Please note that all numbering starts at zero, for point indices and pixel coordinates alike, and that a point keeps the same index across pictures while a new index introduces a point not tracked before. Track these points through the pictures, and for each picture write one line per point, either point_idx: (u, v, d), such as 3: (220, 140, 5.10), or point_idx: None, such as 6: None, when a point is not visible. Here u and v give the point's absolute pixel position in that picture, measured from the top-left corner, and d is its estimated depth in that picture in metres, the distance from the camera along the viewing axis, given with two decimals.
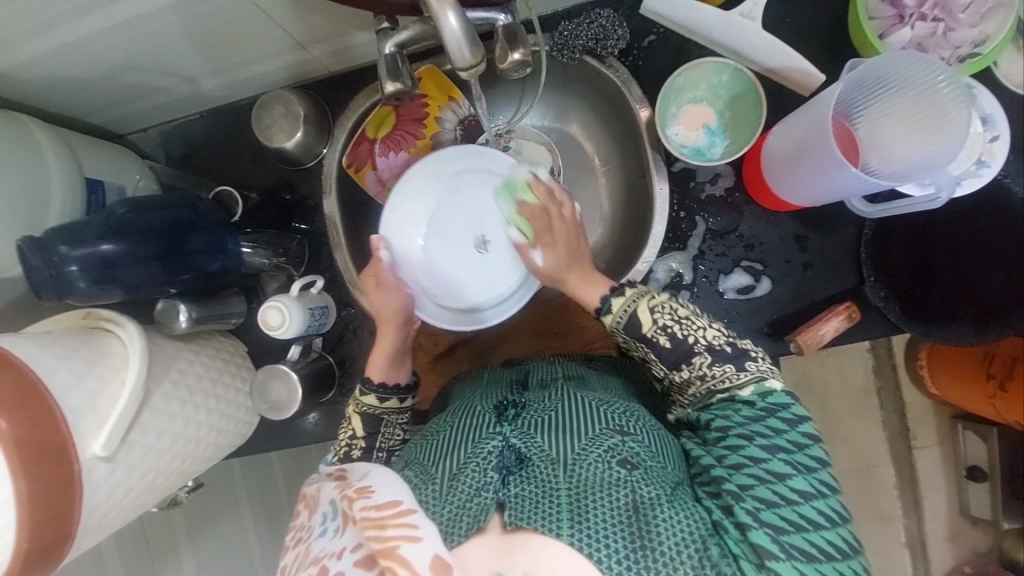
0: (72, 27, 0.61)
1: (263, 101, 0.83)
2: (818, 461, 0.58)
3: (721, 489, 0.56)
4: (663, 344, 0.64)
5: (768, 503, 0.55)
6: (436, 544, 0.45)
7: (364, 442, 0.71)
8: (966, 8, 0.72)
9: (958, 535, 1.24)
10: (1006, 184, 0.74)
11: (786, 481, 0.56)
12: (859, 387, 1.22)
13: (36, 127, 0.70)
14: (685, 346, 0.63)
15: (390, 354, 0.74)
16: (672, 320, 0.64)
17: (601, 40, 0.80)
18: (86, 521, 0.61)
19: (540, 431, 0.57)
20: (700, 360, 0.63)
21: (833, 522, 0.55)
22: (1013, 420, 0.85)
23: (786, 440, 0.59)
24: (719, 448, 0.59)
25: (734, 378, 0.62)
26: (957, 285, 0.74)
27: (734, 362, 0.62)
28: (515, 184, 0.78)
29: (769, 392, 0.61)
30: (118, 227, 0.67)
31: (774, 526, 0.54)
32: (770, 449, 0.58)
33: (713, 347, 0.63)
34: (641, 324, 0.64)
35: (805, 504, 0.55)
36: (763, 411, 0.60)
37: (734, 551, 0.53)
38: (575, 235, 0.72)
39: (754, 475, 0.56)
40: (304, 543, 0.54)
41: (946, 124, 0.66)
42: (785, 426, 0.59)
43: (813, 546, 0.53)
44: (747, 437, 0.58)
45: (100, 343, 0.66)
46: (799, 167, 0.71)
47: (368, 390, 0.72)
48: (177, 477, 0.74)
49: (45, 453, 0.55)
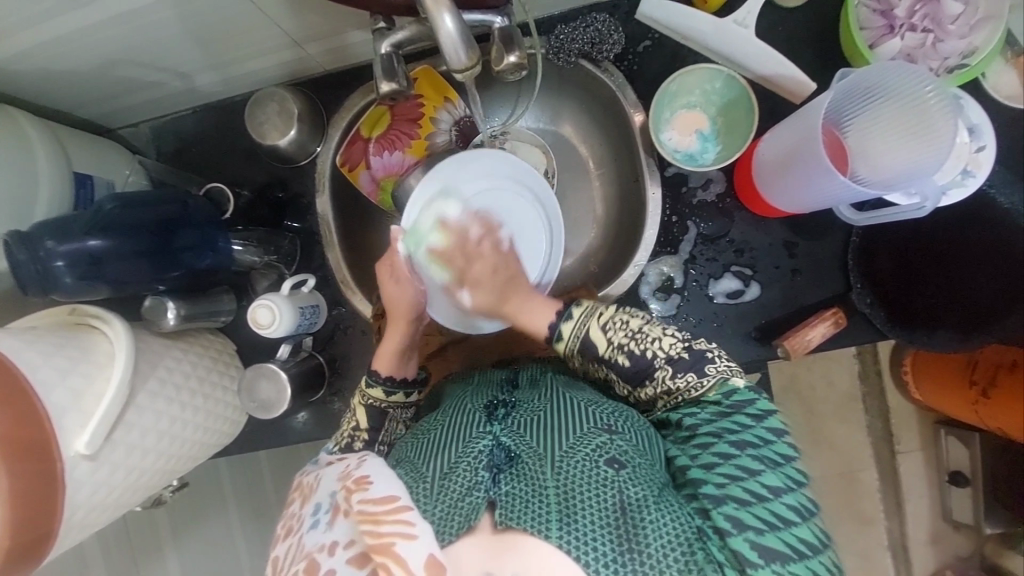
0: (64, 19, 0.61)
1: (257, 98, 0.83)
2: (784, 456, 0.59)
3: (698, 492, 0.56)
4: (623, 362, 0.65)
5: (740, 501, 0.55)
6: (430, 542, 0.45)
7: (367, 435, 0.71)
8: (956, 20, 0.74)
9: (939, 539, 1.25)
10: (990, 196, 0.73)
11: (757, 477, 0.57)
12: (845, 392, 1.24)
13: (25, 119, 0.69)
14: (644, 363, 0.65)
15: (398, 349, 0.73)
16: (627, 336, 0.65)
17: (597, 44, 0.81)
18: (69, 519, 0.60)
19: (530, 431, 0.58)
20: (662, 373, 0.64)
21: (803, 517, 0.55)
22: (995, 426, 0.87)
23: (755, 435, 0.60)
24: (691, 447, 0.60)
25: (699, 386, 0.63)
26: (942, 292, 0.76)
27: (694, 369, 0.63)
28: (421, 233, 0.75)
29: (732, 390, 0.62)
30: (105, 223, 0.66)
31: (750, 527, 0.54)
32: (739, 445, 0.59)
33: (672, 357, 0.64)
34: (597, 343, 0.67)
35: (775, 501, 0.55)
36: (729, 409, 0.61)
37: (718, 557, 0.52)
38: (504, 269, 0.74)
39: (726, 474, 0.57)
40: (297, 534, 0.54)
41: (934, 135, 0.67)
42: (751, 421, 0.60)
43: (785, 544, 0.53)
44: (716, 434, 0.60)
45: (86, 339, 0.65)
46: (787, 175, 0.72)
47: (375, 383, 0.72)
48: (162, 476, 0.73)
49: (28, 450, 0.54)
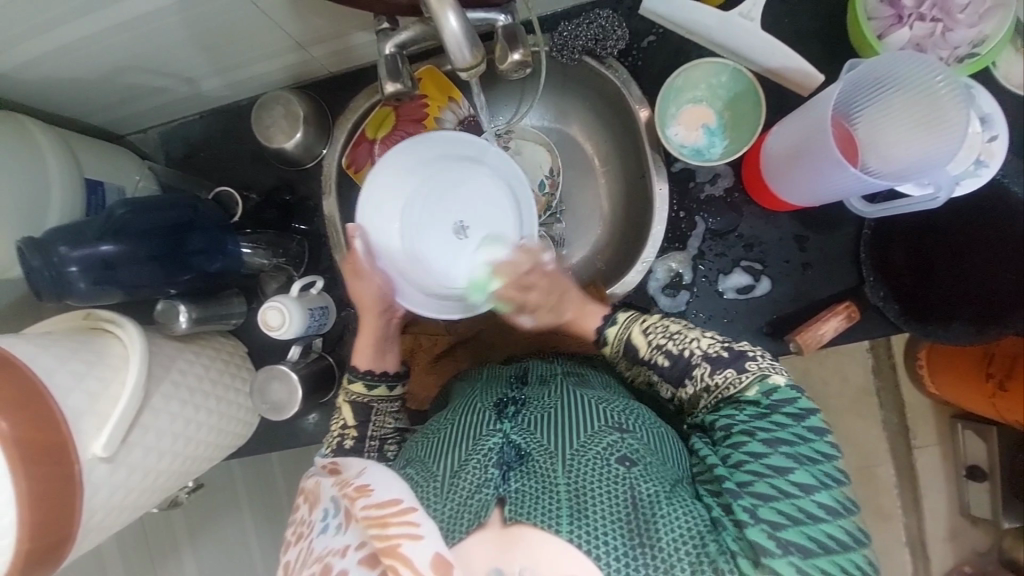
0: (73, 27, 0.61)
1: (263, 101, 0.83)
2: (824, 454, 0.57)
3: (721, 487, 0.56)
4: (661, 363, 0.65)
5: (766, 498, 0.54)
6: (436, 541, 0.46)
7: (356, 431, 0.72)
8: (965, 8, 0.72)
9: (957, 534, 1.24)
10: (1005, 184, 0.73)
11: (787, 476, 0.56)
12: (858, 386, 1.22)
13: (36, 128, 0.70)
14: (682, 362, 0.64)
15: (373, 344, 0.75)
16: (665, 337, 0.66)
17: (600, 41, 0.80)
18: (87, 521, 0.61)
19: (540, 428, 0.57)
20: (700, 371, 0.63)
21: (834, 516, 0.54)
22: (1013, 419, 0.85)
23: (792, 434, 0.58)
24: (723, 447, 0.59)
25: (738, 382, 0.62)
26: (959, 283, 0.75)
27: (734, 366, 0.62)
28: (480, 283, 0.71)
29: (772, 389, 0.60)
30: (118, 227, 0.67)
31: (770, 522, 0.53)
32: (771, 444, 0.57)
33: (711, 355, 0.63)
34: (637, 347, 0.67)
35: (805, 498, 0.54)
36: (767, 408, 0.59)
37: (731, 548, 0.53)
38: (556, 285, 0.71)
39: (754, 471, 0.56)
40: (306, 539, 0.54)
41: (945, 125, 0.66)
42: (790, 420, 0.59)
43: (811, 540, 0.53)
44: (749, 432, 0.58)
45: (101, 343, 0.66)
46: (797, 167, 0.71)
47: (356, 378, 0.74)
48: (178, 478, 0.74)
49: (45, 454, 0.55)
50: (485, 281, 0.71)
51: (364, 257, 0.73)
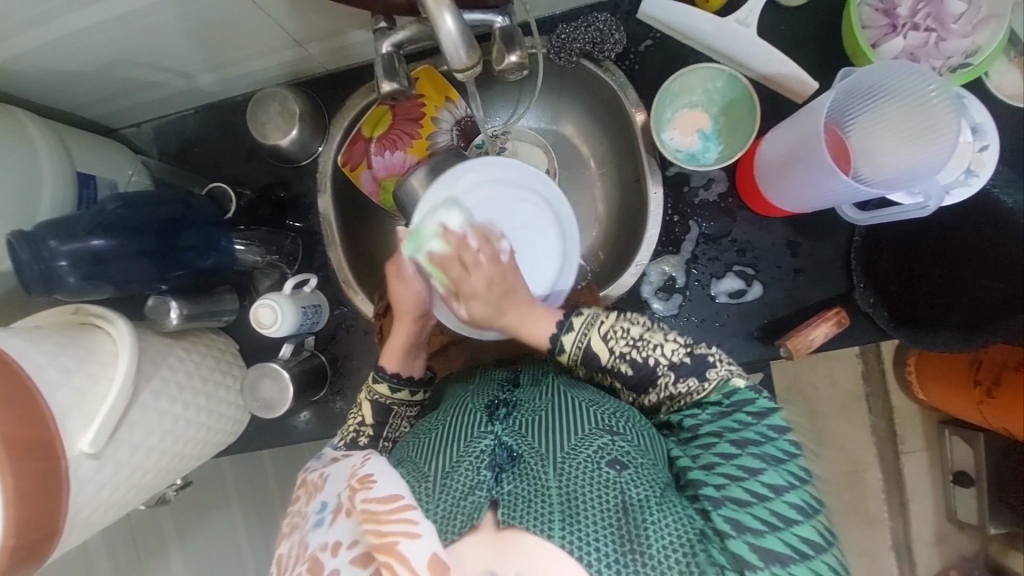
0: (67, 20, 0.61)
1: (259, 98, 0.83)
2: (788, 453, 0.59)
3: (700, 492, 0.57)
4: (624, 371, 0.63)
5: (740, 502, 0.55)
6: (433, 541, 0.45)
7: (372, 430, 0.72)
8: (958, 19, 0.74)
9: (942, 539, 1.25)
10: (994, 195, 0.74)
11: (758, 477, 0.56)
12: (849, 392, 1.23)
13: (28, 120, 0.69)
14: (647, 369, 0.62)
15: (403, 348, 0.73)
16: (628, 344, 0.63)
17: (598, 44, 0.80)
18: (73, 518, 0.61)
19: (532, 431, 0.58)
20: (664, 379, 0.62)
21: (805, 517, 0.55)
22: (999, 426, 0.86)
23: (756, 433, 0.59)
24: (692, 447, 0.60)
25: (701, 390, 0.62)
26: (946, 290, 0.75)
27: (696, 374, 0.62)
28: (420, 237, 0.70)
29: (733, 390, 0.61)
30: (109, 222, 0.66)
31: (751, 530, 0.54)
32: (740, 444, 0.58)
33: (675, 363, 0.62)
34: (598, 355, 0.64)
35: (776, 499, 0.55)
36: (729, 407, 0.60)
37: (719, 560, 0.53)
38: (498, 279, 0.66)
39: (726, 474, 0.57)
40: (299, 533, 0.54)
41: (934, 134, 0.67)
42: (751, 419, 0.60)
43: (787, 545, 0.53)
44: (718, 433, 0.59)
45: (90, 339, 0.66)
46: (790, 175, 0.72)
47: (381, 378, 0.72)
48: (166, 475, 0.73)
49: (32, 449, 0.55)
50: (424, 238, 0.70)
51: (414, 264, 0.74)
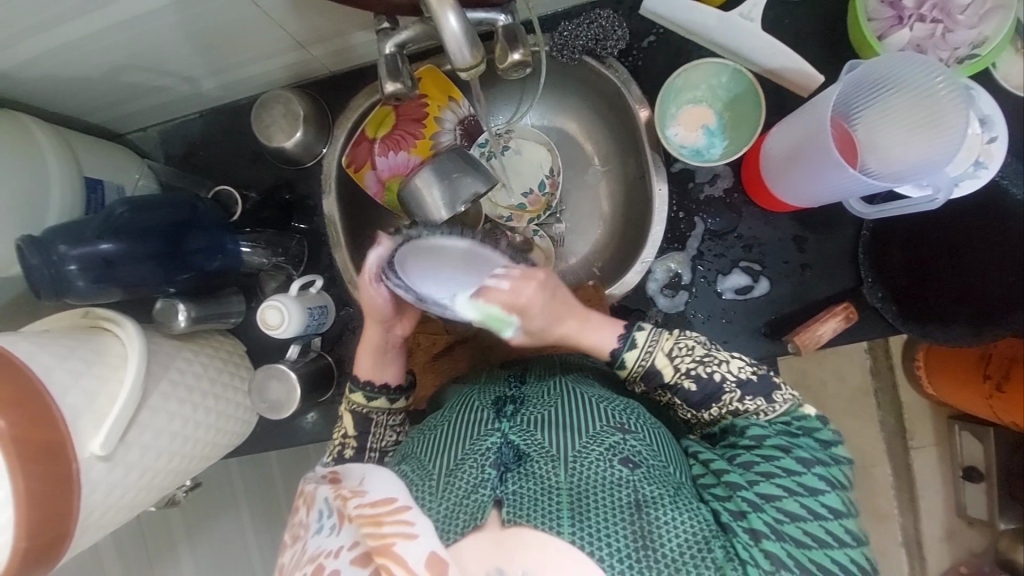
0: (72, 26, 0.61)
1: (263, 100, 0.83)
2: (847, 480, 0.60)
3: (737, 494, 0.57)
4: (688, 388, 0.64)
5: (794, 516, 0.55)
6: (430, 540, 0.46)
7: (355, 442, 0.72)
8: (965, 10, 0.73)
9: (953, 535, 1.24)
10: (1003, 187, 0.72)
11: (817, 495, 0.57)
12: (857, 387, 1.23)
13: (35, 125, 0.69)
14: (711, 386, 0.63)
15: (372, 355, 0.72)
16: (694, 360, 0.64)
17: (600, 42, 0.80)
18: (84, 520, 0.61)
19: (540, 428, 0.57)
20: (730, 396, 0.63)
21: (858, 543, 0.56)
22: (1010, 421, 0.86)
23: (824, 456, 0.60)
24: (749, 454, 0.59)
25: (769, 411, 0.63)
26: (959, 287, 0.74)
27: (763, 394, 0.63)
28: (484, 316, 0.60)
29: (802, 416, 0.63)
30: (117, 226, 0.67)
31: (798, 542, 0.54)
32: (806, 463, 0.58)
33: (742, 380, 0.63)
34: (662, 372, 0.64)
35: (834, 521, 0.56)
36: (798, 431, 0.62)
37: (741, 555, 0.53)
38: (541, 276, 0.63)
39: (784, 485, 0.57)
40: (301, 541, 0.54)
41: (942, 127, 0.67)
42: (819, 445, 0.61)
43: (835, 563, 0.54)
44: (784, 448, 0.59)
45: (99, 341, 0.66)
46: (798, 169, 0.71)
47: (356, 388, 0.72)
48: (176, 476, 0.74)
49: (44, 453, 0.55)
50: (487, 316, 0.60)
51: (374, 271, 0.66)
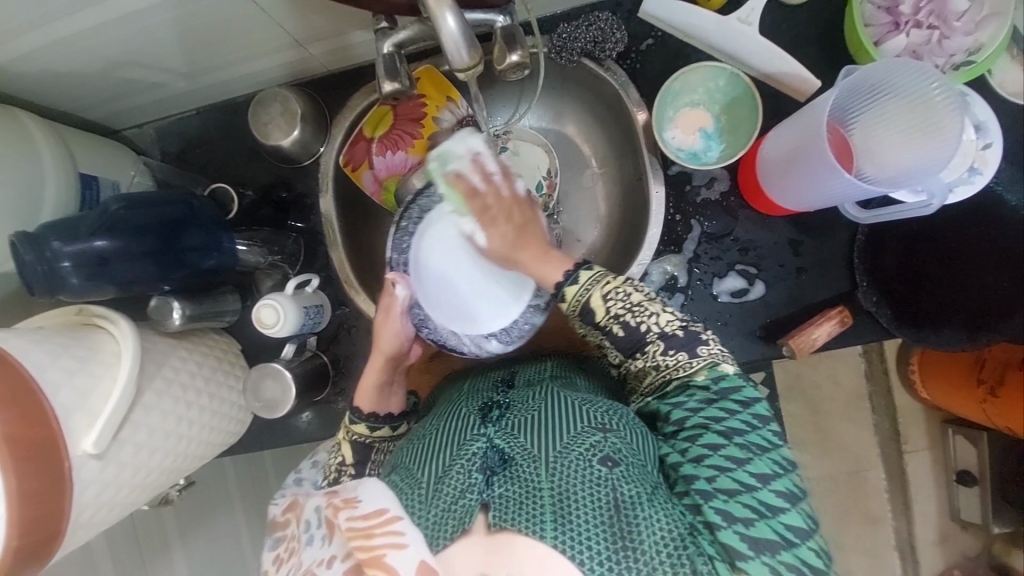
0: (69, 22, 0.61)
1: (260, 98, 0.83)
2: (772, 441, 0.59)
3: (689, 487, 0.57)
4: (616, 333, 0.63)
5: (730, 493, 0.55)
6: (421, 548, 0.47)
7: (353, 469, 0.70)
8: (961, 17, 0.73)
9: (946, 539, 1.25)
10: (999, 193, 0.76)
11: (746, 468, 0.56)
12: (851, 391, 1.23)
13: (30, 121, 0.69)
14: (637, 336, 0.63)
15: (378, 386, 0.73)
16: (624, 307, 0.63)
17: (599, 43, 0.80)
18: (76, 519, 0.61)
19: (524, 432, 0.57)
20: (652, 347, 0.63)
21: (792, 503, 0.55)
22: (1003, 425, 0.86)
23: (742, 421, 0.59)
24: (680, 442, 0.60)
25: (688, 366, 0.62)
26: (949, 290, 0.76)
27: (687, 348, 0.63)
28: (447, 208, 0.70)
29: (721, 375, 0.62)
30: (112, 223, 0.66)
31: (742, 521, 0.54)
32: (727, 435, 0.58)
33: (667, 334, 0.63)
34: (594, 313, 0.64)
35: (765, 489, 0.56)
36: (717, 395, 0.60)
37: (708, 551, 0.53)
38: (517, 211, 0.65)
39: (716, 465, 0.57)
40: (296, 554, 0.55)
41: (937, 132, 0.67)
42: (739, 407, 0.60)
43: (775, 532, 0.54)
44: (705, 424, 0.59)
45: (92, 339, 0.66)
46: (792, 175, 0.72)
47: (358, 419, 0.71)
48: (169, 475, 0.74)
49: (37, 451, 0.55)
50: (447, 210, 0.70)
51: (405, 305, 0.75)
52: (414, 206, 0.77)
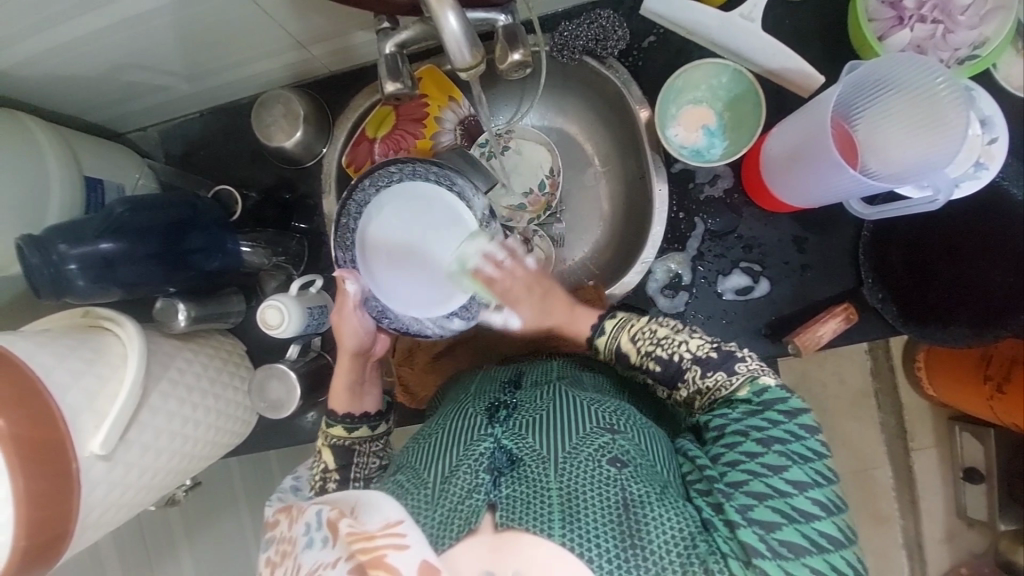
0: (72, 25, 0.61)
1: (263, 100, 0.83)
2: (816, 452, 0.58)
3: (712, 486, 0.57)
4: (653, 369, 0.66)
5: (760, 497, 0.55)
6: (424, 548, 0.47)
7: (337, 474, 0.69)
8: (966, 11, 0.73)
9: (954, 537, 1.24)
10: (1003, 187, 0.72)
11: (782, 474, 0.56)
12: (857, 388, 1.23)
13: (34, 124, 0.69)
14: (673, 366, 0.65)
15: (349, 386, 0.73)
16: (653, 343, 0.65)
17: (601, 41, 0.80)
18: (83, 520, 0.61)
19: (532, 432, 0.57)
20: (692, 373, 0.64)
21: (826, 512, 0.55)
22: (1011, 423, 0.85)
23: (785, 431, 0.59)
24: (716, 446, 0.60)
25: (728, 384, 0.63)
26: (956, 286, 0.74)
27: (723, 368, 0.63)
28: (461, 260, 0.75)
29: (763, 388, 0.61)
30: (117, 225, 0.66)
31: (764, 524, 0.53)
32: (766, 442, 0.58)
33: (701, 358, 0.64)
34: (628, 355, 0.67)
35: (799, 496, 0.55)
36: (760, 406, 0.60)
37: (722, 549, 0.53)
38: (537, 284, 0.73)
39: (749, 470, 0.56)
40: (292, 556, 0.54)
41: (942, 128, 0.66)
42: (783, 417, 0.59)
43: (804, 538, 0.53)
44: (743, 432, 0.59)
45: (99, 341, 0.66)
46: (796, 170, 0.71)
47: (335, 422, 0.72)
48: (175, 476, 0.74)
49: (44, 452, 0.55)
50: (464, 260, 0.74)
51: (358, 300, 0.74)
52: (351, 202, 0.76)
